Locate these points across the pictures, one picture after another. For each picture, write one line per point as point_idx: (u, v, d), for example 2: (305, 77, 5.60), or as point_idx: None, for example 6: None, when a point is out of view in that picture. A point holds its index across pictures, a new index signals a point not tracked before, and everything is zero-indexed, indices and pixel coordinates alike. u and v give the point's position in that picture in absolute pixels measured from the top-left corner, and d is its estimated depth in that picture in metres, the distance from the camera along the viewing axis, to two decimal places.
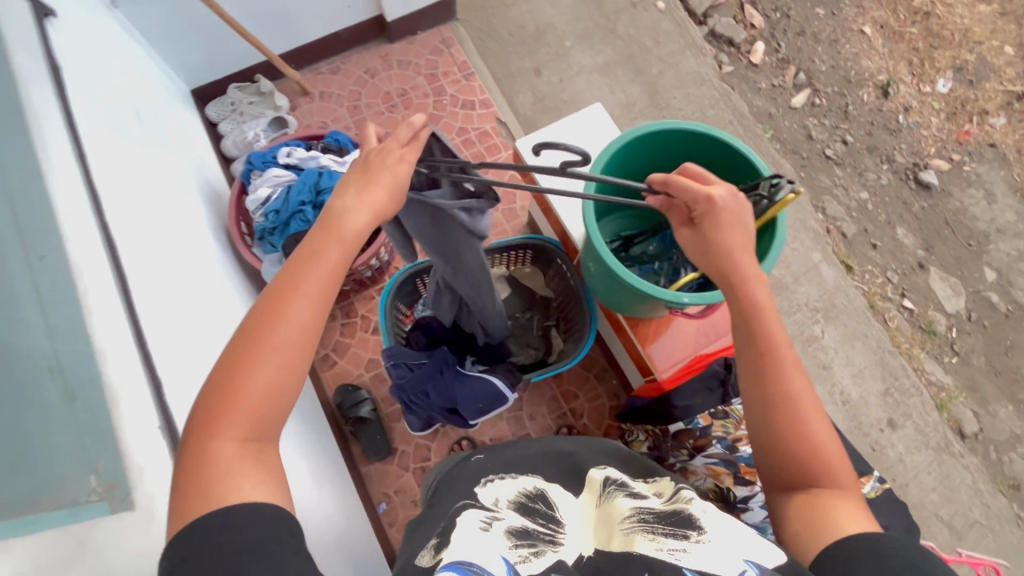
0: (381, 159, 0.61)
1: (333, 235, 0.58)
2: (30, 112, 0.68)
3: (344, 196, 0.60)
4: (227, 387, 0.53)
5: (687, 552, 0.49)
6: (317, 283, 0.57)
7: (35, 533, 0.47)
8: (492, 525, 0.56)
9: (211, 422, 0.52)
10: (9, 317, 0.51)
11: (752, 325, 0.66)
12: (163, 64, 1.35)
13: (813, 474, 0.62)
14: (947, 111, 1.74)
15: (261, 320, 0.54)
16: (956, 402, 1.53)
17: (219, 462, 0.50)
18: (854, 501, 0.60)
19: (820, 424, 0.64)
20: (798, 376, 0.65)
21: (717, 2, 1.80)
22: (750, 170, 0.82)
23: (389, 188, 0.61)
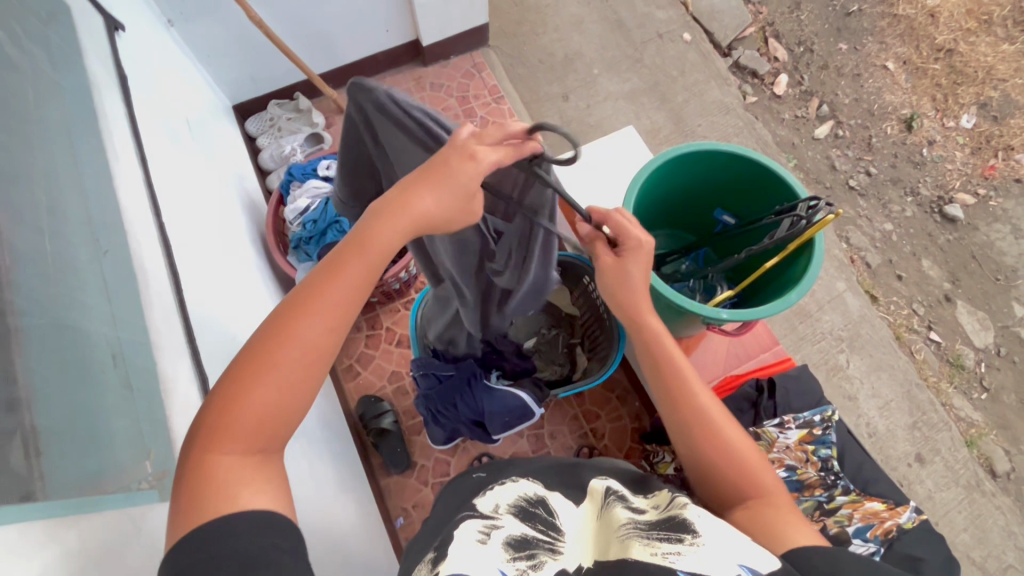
0: (441, 165, 0.56)
1: (360, 248, 0.55)
2: (101, 115, 0.72)
3: (382, 206, 0.56)
4: (232, 393, 0.50)
5: (681, 555, 0.50)
6: (339, 297, 0.54)
7: (98, 512, 0.49)
8: (490, 536, 0.54)
9: (212, 433, 0.49)
10: (81, 303, 0.54)
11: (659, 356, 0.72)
12: (211, 80, 1.41)
13: (744, 489, 0.64)
14: (971, 146, 1.75)
15: (274, 331, 0.52)
16: (985, 439, 1.50)
17: (218, 472, 0.48)
18: (787, 508, 0.61)
19: (739, 438, 0.67)
20: (709, 398, 0.69)
21: (742, 35, 1.84)
22: (789, 193, 0.83)
23: (440, 199, 0.56)
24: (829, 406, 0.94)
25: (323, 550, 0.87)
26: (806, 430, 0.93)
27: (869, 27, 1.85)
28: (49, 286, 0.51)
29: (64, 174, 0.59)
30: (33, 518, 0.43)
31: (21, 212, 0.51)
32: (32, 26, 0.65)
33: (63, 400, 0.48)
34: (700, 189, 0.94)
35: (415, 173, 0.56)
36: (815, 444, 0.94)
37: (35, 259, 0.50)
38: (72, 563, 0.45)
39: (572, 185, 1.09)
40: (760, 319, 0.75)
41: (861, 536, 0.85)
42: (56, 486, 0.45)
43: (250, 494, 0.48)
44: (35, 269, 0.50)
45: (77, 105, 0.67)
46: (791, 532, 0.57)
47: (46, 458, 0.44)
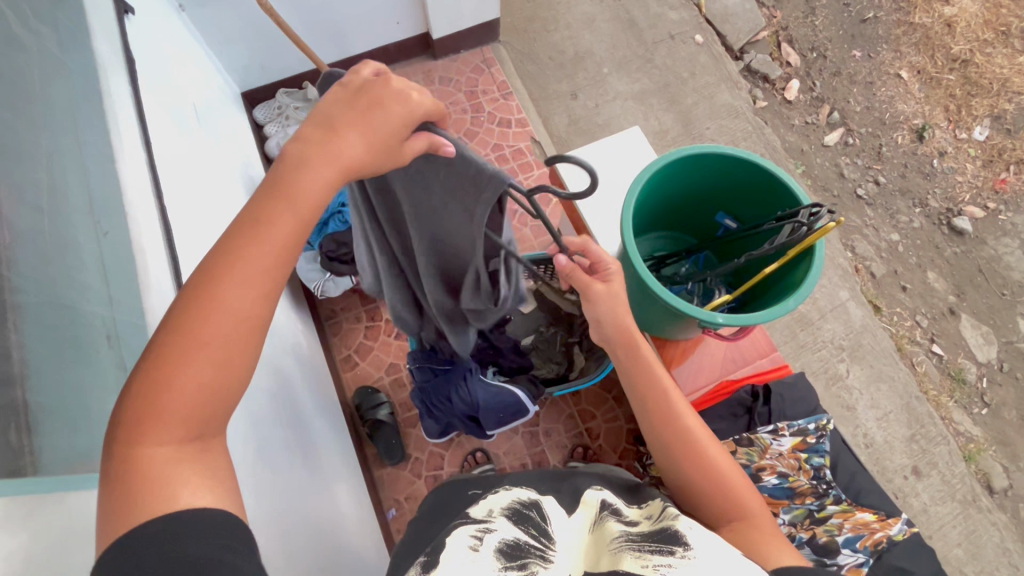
0: (370, 105, 0.51)
1: (286, 202, 0.50)
2: (106, 97, 0.72)
3: (301, 152, 0.50)
4: (157, 375, 0.45)
5: (672, 568, 0.51)
6: (265, 258, 0.50)
7: (84, 490, 0.49)
8: (483, 541, 0.55)
9: (138, 425, 0.45)
10: (77, 282, 0.54)
11: (649, 384, 0.74)
12: (220, 66, 1.41)
13: (729, 510, 0.68)
14: (983, 159, 1.73)
15: (195, 301, 0.47)
16: (984, 454, 1.49)
17: (152, 468, 0.44)
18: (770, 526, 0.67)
19: (725, 461, 0.70)
20: (694, 421, 0.72)
21: (755, 39, 1.83)
22: (791, 198, 0.82)
23: (369, 144, 0.50)
24: (825, 415, 0.94)
25: (311, 537, 0.87)
26: (801, 437, 0.93)
27: (884, 35, 1.83)
28: (47, 264, 0.51)
29: (66, 155, 0.59)
30: (22, 493, 0.43)
31: (22, 189, 0.51)
32: (42, 7, 0.65)
33: (56, 379, 0.48)
34: (702, 192, 0.93)
35: (336, 110, 0.51)
36: (808, 452, 0.93)
37: (35, 239, 0.51)
38: (54, 541, 0.45)
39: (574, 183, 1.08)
40: (757, 324, 0.75)
41: (849, 546, 0.86)
42: (47, 463, 0.45)
43: (187, 492, 0.45)
44: (34, 248, 0.50)
45: (82, 87, 0.67)
46: (777, 554, 0.62)
47: (39, 434, 0.45)
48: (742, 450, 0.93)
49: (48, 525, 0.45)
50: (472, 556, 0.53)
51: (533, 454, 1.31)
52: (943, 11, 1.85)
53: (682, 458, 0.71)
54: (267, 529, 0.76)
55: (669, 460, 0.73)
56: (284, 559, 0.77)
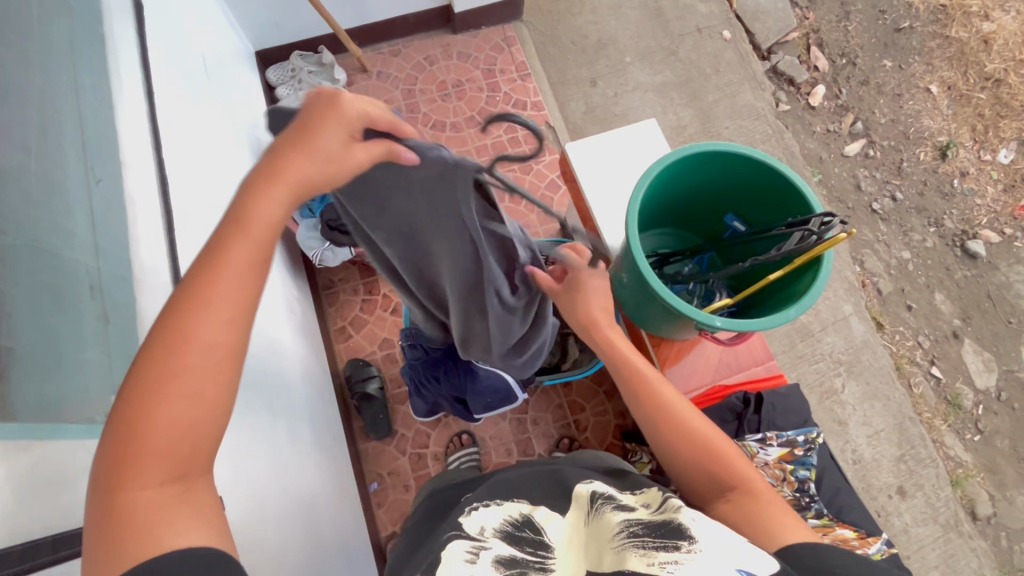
0: (310, 120, 0.48)
1: (239, 231, 0.49)
2: (109, 40, 0.70)
3: (252, 177, 0.49)
4: (123, 422, 0.44)
5: (679, 564, 0.50)
6: (232, 285, 0.48)
7: (58, 441, 0.48)
8: (479, 555, 0.55)
9: (121, 466, 0.43)
10: (59, 228, 0.53)
11: (626, 369, 0.77)
12: (235, 23, 1.39)
13: (724, 480, 0.68)
14: (1005, 182, 1.69)
15: (161, 344, 0.45)
16: (971, 481, 1.48)
17: (136, 514, 0.43)
18: (773, 501, 0.65)
19: (708, 427, 0.71)
20: (672, 392, 0.74)
21: (784, 39, 1.78)
22: (804, 205, 0.80)
23: (319, 158, 0.48)
24: (814, 428, 0.93)
25: (287, 507, 0.87)
26: (788, 448, 0.92)
27: (918, 46, 1.78)
28: (31, 206, 0.50)
29: (61, 97, 0.57)
30: None
31: (10, 126, 0.50)
32: None
33: (34, 325, 0.47)
34: (713, 192, 0.91)
35: (277, 141, 0.49)
36: (794, 464, 0.92)
37: (21, 180, 0.50)
38: (27, 489, 0.44)
39: (585, 172, 1.06)
40: (755, 331, 0.73)
41: None
42: (19, 408, 0.45)
43: (173, 532, 0.43)
44: (18, 188, 0.49)
45: (86, 29, 0.65)
46: (786, 528, 0.61)
47: (13, 378, 0.44)
48: None
49: (17, 471, 0.44)
50: (469, 568, 0.53)
51: (519, 441, 1.31)
52: (981, 26, 1.80)
53: (669, 435, 0.72)
54: (242, 493, 0.76)
55: (660, 443, 0.73)
56: (259, 528, 0.78)
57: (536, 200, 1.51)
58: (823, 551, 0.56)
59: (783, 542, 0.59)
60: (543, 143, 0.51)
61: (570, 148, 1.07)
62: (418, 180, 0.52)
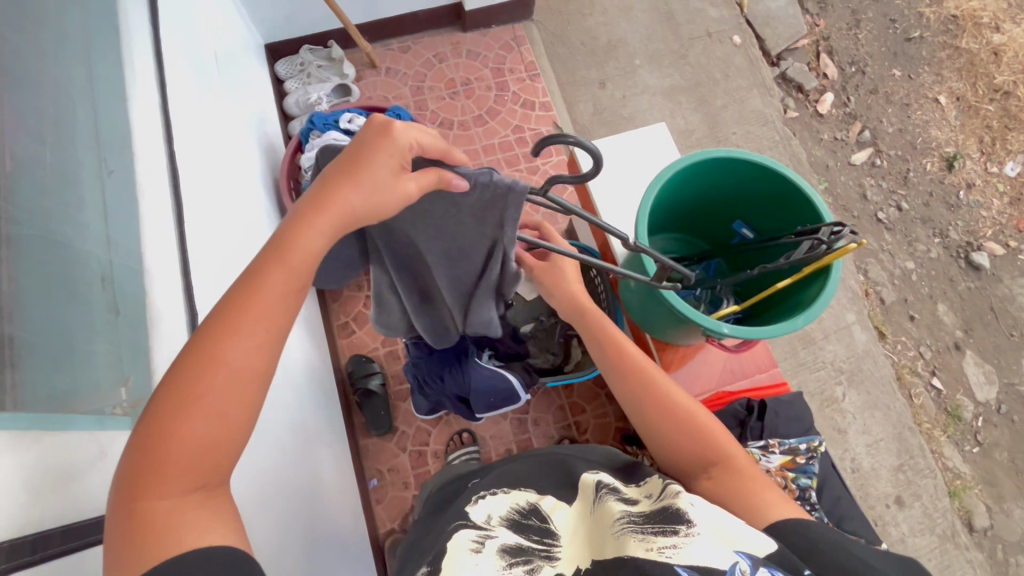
0: (364, 152, 0.51)
1: (277, 257, 0.50)
2: (124, 30, 0.69)
3: (301, 207, 0.51)
4: (156, 435, 0.45)
5: (677, 549, 0.50)
6: (267, 309, 0.49)
7: (68, 432, 0.48)
8: (484, 545, 0.57)
9: (144, 478, 0.44)
10: (68, 219, 0.53)
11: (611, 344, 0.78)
12: (246, 16, 1.39)
13: (708, 459, 0.68)
14: (1011, 195, 1.69)
15: (195, 362, 0.47)
16: (969, 492, 1.48)
17: (156, 520, 0.44)
18: (753, 480, 0.64)
19: (690, 402, 0.72)
20: (657, 370, 0.75)
21: (794, 46, 1.78)
22: (813, 214, 0.80)
23: (369, 187, 0.51)
24: (817, 436, 0.93)
25: (287, 502, 0.87)
26: (790, 456, 0.92)
27: (927, 57, 1.78)
28: (43, 197, 0.50)
29: (76, 88, 0.57)
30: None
31: (23, 115, 0.50)
32: None
33: (40, 315, 0.47)
34: (723, 199, 0.91)
35: (328, 173, 0.52)
36: (796, 472, 0.92)
37: (33, 170, 0.50)
38: (37, 481, 0.44)
39: (593, 174, 1.06)
40: (762, 339, 0.73)
41: None
42: (27, 399, 0.45)
43: (194, 534, 0.45)
44: (30, 179, 0.49)
45: (100, 20, 0.65)
46: (771, 506, 0.61)
47: (19, 368, 0.44)
48: None
49: (25, 461, 0.43)
50: (474, 559, 0.55)
51: (519, 441, 1.31)
52: (992, 38, 1.80)
53: (651, 409, 0.73)
54: (245, 486, 0.76)
55: (643, 418, 0.74)
56: (260, 522, 0.78)
57: None
58: (809, 527, 0.57)
59: (769, 518, 0.60)
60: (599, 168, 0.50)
61: (578, 151, 1.07)
62: (468, 199, 0.57)
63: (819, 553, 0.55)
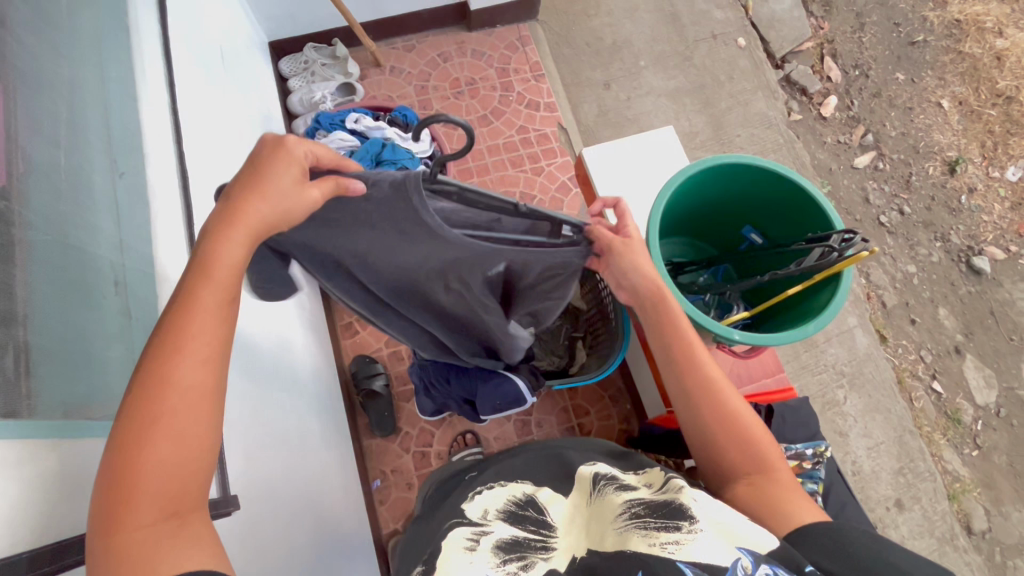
0: (260, 167, 0.51)
1: (204, 277, 0.49)
2: (133, 28, 0.69)
3: (211, 224, 0.50)
4: (115, 469, 0.43)
5: (679, 545, 0.49)
6: (209, 326, 0.49)
7: (84, 439, 0.48)
8: (478, 542, 0.56)
9: (111, 512, 0.42)
10: (82, 223, 0.52)
11: (674, 335, 0.69)
12: (251, 14, 1.38)
13: (746, 463, 0.63)
14: (1013, 200, 1.69)
15: (142, 389, 0.45)
16: (968, 495, 1.49)
17: (134, 550, 0.42)
18: (791, 490, 0.60)
19: (743, 406, 0.65)
20: (714, 366, 0.68)
21: (799, 49, 1.78)
22: (823, 220, 0.80)
23: (274, 200, 0.51)
24: (824, 441, 0.92)
25: (293, 503, 0.87)
26: (796, 462, 0.91)
27: (931, 61, 1.78)
28: (59, 202, 0.50)
29: (86, 89, 0.57)
30: (24, 435, 0.42)
31: (38, 118, 0.50)
32: None
33: (58, 321, 0.47)
34: (731, 204, 0.91)
35: (231, 191, 0.51)
36: (802, 477, 0.91)
37: (49, 174, 0.50)
38: (55, 487, 0.44)
39: (600, 178, 1.06)
40: (773, 346, 0.74)
41: None
42: (43, 406, 0.44)
43: (172, 560, 0.42)
44: (47, 183, 0.49)
45: (110, 19, 0.65)
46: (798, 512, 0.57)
47: (36, 375, 0.44)
48: None
49: (45, 469, 0.43)
50: (468, 557, 0.54)
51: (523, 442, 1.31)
52: (995, 43, 1.80)
53: (704, 407, 0.65)
54: (253, 491, 0.75)
55: (689, 413, 0.67)
56: (269, 525, 0.78)
57: (546, 201, 1.50)
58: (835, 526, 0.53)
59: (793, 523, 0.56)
60: (475, 139, 0.50)
61: (586, 154, 1.07)
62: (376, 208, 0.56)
63: (851, 555, 0.50)
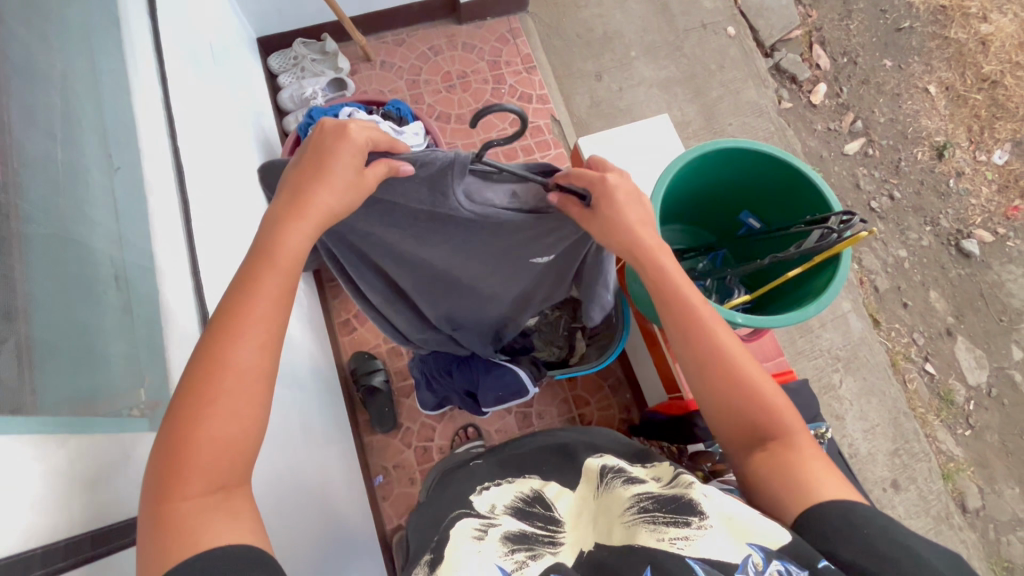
0: (325, 155, 0.52)
1: (268, 261, 0.50)
2: (124, 22, 0.68)
3: (277, 210, 0.52)
4: (175, 442, 0.43)
5: (689, 541, 0.49)
6: (268, 310, 0.49)
7: (90, 435, 0.47)
8: (487, 532, 0.57)
9: (165, 481, 0.43)
10: (80, 217, 0.51)
11: (675, 303, 0.63)
12: (238, 9, 1.36)
13: (762, 431, 0.58)
14: (999, 183, 1.72)
15: (205, 367, 0.45)
16: (962, 474, 1.51)
17: (181, 521, 0.42)
18: (810, 458, 0.56)
19: (757, 370, 0.60)
20: (724, 329, 0.62)
21: (788, 37, 1.79)
22: (821, 203, 0.80)
23: (338, 189, 0.51)
24: (824, 423, 0.93)
25: (299, 500, 0.86)
26: None
27: (917, 47, 1.80)
28: (56, 196, 0.49)
29: (80, 82, 0.56)
30: (29, 432, 0.41)
31: (32, 111, 0.49)
32: None
33: (61, 316, 0.46)
34: (729, 189, 0.91)
35: (296, 177, 0.52)
36: None
37: (46, 168, 0.49)
38: (63, 484, 0.43)
39: None
40: (775, 328, 0.74)
41: None
42: (47, 403, 0.44)
43: (212, 533, 0.42)
44: (44, 176, 0.48)
45: (100, 13, 0.63)
46: (821, 487, 0.54)
47: (38, 372, 0.43)
48: None
49: (52, 466, 0.43)
50: (477, 548, 0.55)
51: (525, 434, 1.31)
52: (980, 28, 1.82)
53: (711, 377, 0.61)
54: (259, 484, 0.75)
55: (698, 383, 0.62)
56: (275, 521, 0.78)
57: None
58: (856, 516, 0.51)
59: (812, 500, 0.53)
60: (528, 125, 0.51)
61: (583, 143, 1.07)
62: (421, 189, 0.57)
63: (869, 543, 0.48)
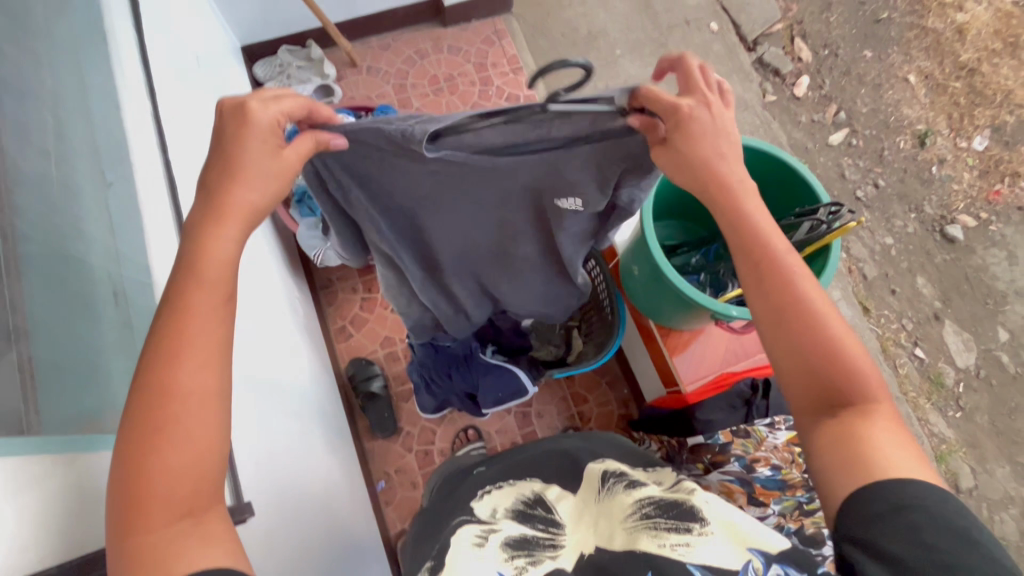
0: (230, 149, 0.50)
1: (195, 279, 0.48)
2: (109, 36, 0.67)
3: (196, 215, 0.50)
4: (129, 478, 0.43)
5: (689, 547, 0.50)
6: (206, 329, 0.47)
7: (95, 452, 0.47)
8: (487, 539, 0.57)
9: (127, 516, 0.42)
10: (74, 234, 0.51)
11: (755, 244, 0.54)
12: (223, 19, 1.35)
13: (841, 396, 0.49)
14: (980, 168, 1.75)
15: (146, 399, 0.44)
16: (954, 455, 1.54)
17: (151, 554, 0.41)
18: (892, 433, 0.47)
19: (844, 327, 0.51)
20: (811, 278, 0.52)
21: (769, 31, 1.81)
22: (808, 194, 0.82)
23: (256, 183, 0.50)
24: None
25: (302, 509, 0.86)
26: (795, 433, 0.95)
27: (896, 37, 1.83)
28: (51, 214, 0.49)
29: (68, 98, 0.56)
30: (35, 450, 0.41)
31: (22, 129, 0.49)
32: None
33: (61, 334, 0.46)
34: None
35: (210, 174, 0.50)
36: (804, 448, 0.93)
37: (39, 185, 0.49)
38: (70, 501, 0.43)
39: None
40: None
41: None
42: (52, 422, 0.44)
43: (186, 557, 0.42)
44: (38, 194, 0.48)
45: (85, 27, 0.63)
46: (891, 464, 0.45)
47: (40, 391, 0.43)
48: (739, 441, 0.96)
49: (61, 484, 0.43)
50: (476, 553, 0.54)
51: (525, 434, 1.32)
52: (956, 17, 1.86)
53: (785, 329, 0.51)
54: (262, 494, 0.75)
55: (767, 336, 0.53)
56: (281, 530, 0.78)
57: None
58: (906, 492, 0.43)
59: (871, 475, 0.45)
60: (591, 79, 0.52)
61: None
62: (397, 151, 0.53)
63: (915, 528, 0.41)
